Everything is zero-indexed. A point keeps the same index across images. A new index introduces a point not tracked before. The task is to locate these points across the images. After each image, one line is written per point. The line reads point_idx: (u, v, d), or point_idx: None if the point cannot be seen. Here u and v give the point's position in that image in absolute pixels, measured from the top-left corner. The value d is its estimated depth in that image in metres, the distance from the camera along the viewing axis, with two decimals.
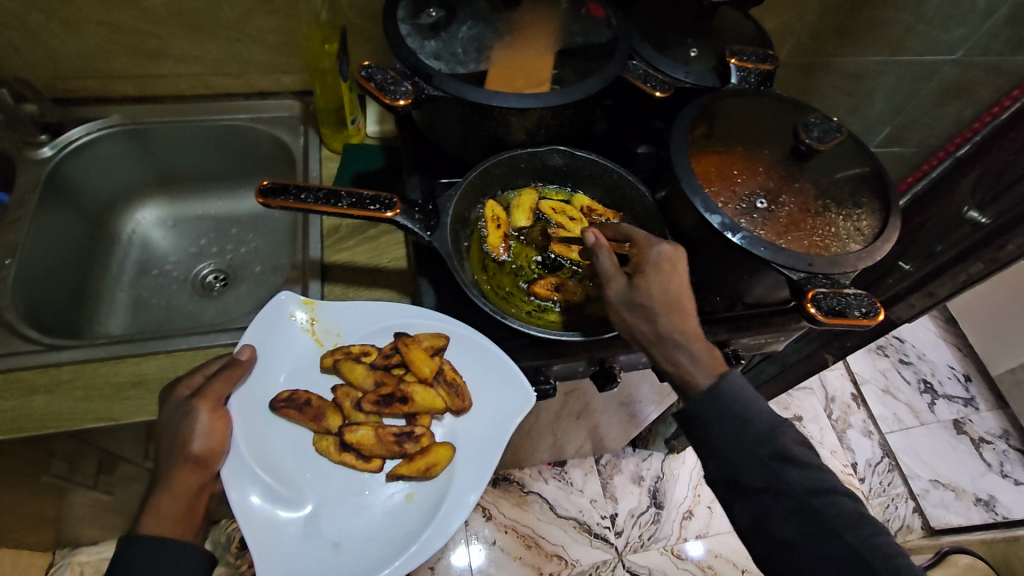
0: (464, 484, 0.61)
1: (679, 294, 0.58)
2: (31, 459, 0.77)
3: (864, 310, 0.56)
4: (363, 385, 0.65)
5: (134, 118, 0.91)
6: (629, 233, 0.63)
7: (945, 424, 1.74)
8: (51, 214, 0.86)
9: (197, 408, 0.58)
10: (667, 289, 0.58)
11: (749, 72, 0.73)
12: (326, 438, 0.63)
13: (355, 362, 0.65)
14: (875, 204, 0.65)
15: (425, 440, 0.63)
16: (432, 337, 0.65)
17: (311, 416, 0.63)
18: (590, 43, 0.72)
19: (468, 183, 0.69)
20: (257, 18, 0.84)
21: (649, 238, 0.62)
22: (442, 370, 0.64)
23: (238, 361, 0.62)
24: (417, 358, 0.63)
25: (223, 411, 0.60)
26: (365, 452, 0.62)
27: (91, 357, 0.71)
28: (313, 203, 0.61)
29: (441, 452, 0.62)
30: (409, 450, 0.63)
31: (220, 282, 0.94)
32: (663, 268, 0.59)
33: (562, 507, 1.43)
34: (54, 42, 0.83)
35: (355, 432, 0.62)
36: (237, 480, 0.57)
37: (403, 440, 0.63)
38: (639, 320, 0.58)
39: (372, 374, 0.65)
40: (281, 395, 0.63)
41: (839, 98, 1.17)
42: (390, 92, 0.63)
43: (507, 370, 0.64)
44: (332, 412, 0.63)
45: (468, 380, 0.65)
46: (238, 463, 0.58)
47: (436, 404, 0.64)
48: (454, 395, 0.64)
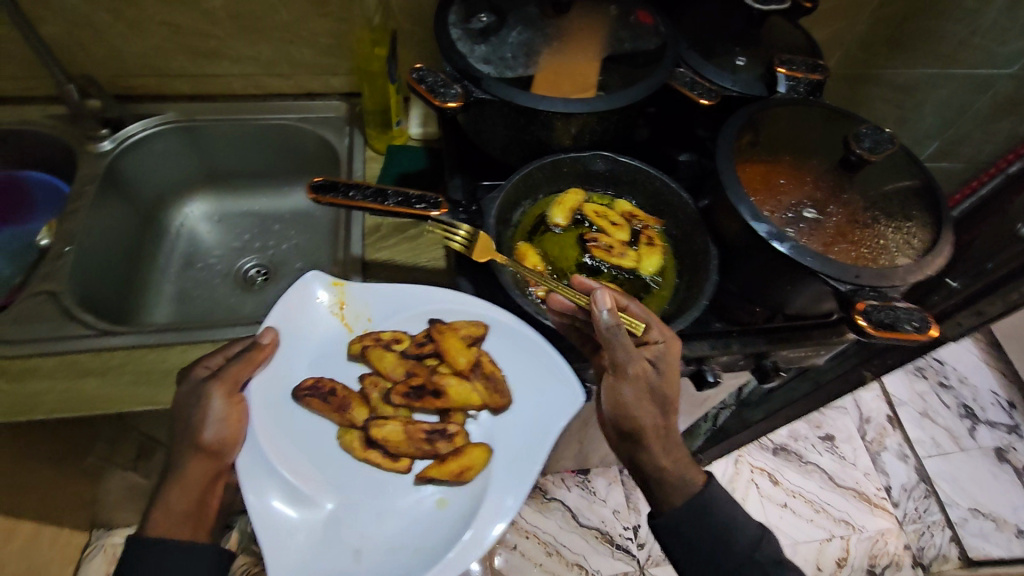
0: (501, 492, 0.60)
1: (676, 394, 0.61)
2: (78, 439, 0.80)
3: (916, 324, 0.54)
4: (393, 375, 0.66)
5: (188, 115, 0.95)
6: (646, 318, 0.61)
7: (986, 452, 1.67)
8: (107, 206, 0.89)
9: (212, 397, 0.59)
10: (669, 389, 0.60)
11: (798, 82, 0.72)
12: (349, 432, 0.64)
13: (385, 351, 0.67)
14: (927, 217, 0.64)
15: (458, 440, 0.64)
16: (471, 326, 0.67)
17: (335, 406, 0.64)
18: (637, 49, 0.73)
19: (511, 185, 0.70)
20: (310, 21, 0.87)
21: (659, 324, 0.62)
22: (480, 363, 0.66)
23: (261, 345, 0.63)
24: (455, 346, 0.66)
25: (240, 396, 0.61)
26: (392, 448, 0.63)
27: (142, 343, 0.73)
28: (360, 200, 0.63)
29: (475, 455, 0.62)
30: (442, 449, 0.63)
31: (261, 277, 0.97)
32: (671, 366, 0.60)
33: (584, 516, 1.42)
34: (118, 41, 0.86)
35: (383, 428, 0.63)
36: (255, 482, 0.58)
37: (436, 439, 0.63)
38: (644, 411, 0.59)
39: (403, 363, 0.67)
40: (305, 384, 0.64)
41: (885, 111, 1.15)
42: (440, 94, 0.64)
43: (552, 371, 0.65)
44: (358, 403, 0.65)
45: (507, 375, 0.66)
46: (260, 463, 0.59)
47: (472, 398, 0.65)
48: (493, 390, 0.65)
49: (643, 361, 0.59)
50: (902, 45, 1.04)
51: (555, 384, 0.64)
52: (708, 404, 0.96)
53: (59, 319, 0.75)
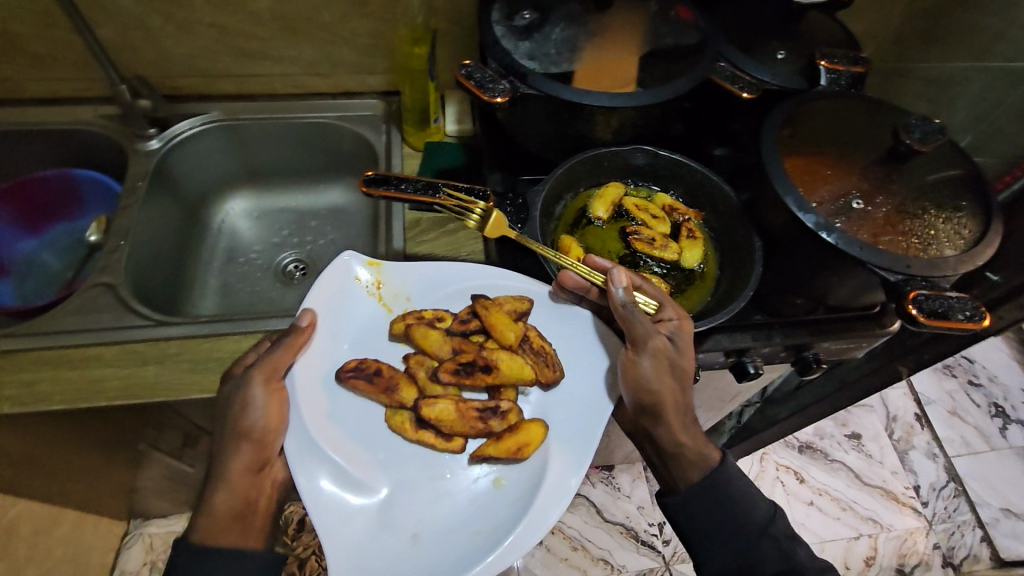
0: (563, 468, 0.62)
1: (690, 369, 0.62)
2: (130, 427, 0.83)
3: (968, 314, 0.54)
4: (440, 353, 0.67)
5: (231, 114, 0.97)
6: (658, 297, 0.64)
7: (1018, 452, 1.65)
8: (156, 202, 0.92)
9: (252, 385, 0.61)
10: (685, 363, 0.61)
11: (840, 75, 0.73)
12: (399, 414, 0.65)
13: (430, 329, 0.67)
14: (976, 208, 0.64)
15: (512, 416, 0.64)
16: (515, 301, 0.68)
17: (382, 387, 0.64)
18: (679, 44, 0.73)
19: (555, 178, 0.71)
20: (352, 21, 0.89)
21: (671, 303, 0.64)
22: (528, 337, 0.67)
23: (300, 328, 0.64)
24: (501, 321, 0.66)
25: (279, 384, 0.62)
26: (444, 428, 0.64)
27: (195, 334, 0.76)
28: (411, 192, 0.65)
29: (531, 430, 0.63)
30: (496, 428, 0.64)
31: (300, 271, 0.99)
32: (684, 342, 0.62)
33: (609, 512, 1.43)
34: (167, 43, 0.89)
35: (435, 407, 0.63)
36: (309, 469, 0.59)
37: (488, 417, 0.64)
38: (663, 384, 0.60)
39: (449, 340, 0.67)
40: (348, 365, 0.65)
41: (918, 106, 1.14)
42: (488, 90, 0.66)
43: (598, 349, 0.67)
44: (406, 384, 0.65)
45: (556, 349, 0.68)
46: (314, 450, 0.60)
47: (524, 372, 0.65)
48: (544, 364, 0.66)
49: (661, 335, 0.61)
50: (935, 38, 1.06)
51: (596, 361, 0.67)
52: (739, 398, 0.97)
53: (116, 310, 0.78)
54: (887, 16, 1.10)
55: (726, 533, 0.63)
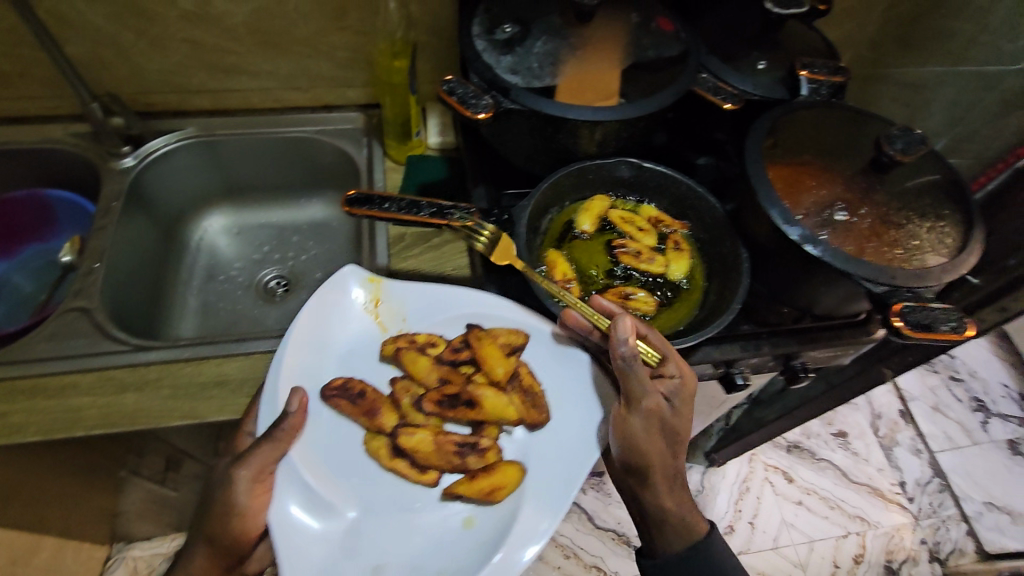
0: (535, 514, 0.60)
1: (684, 426, 0.61)
2: (110, 454, 0.81)
3: (952, 324, 0.55)
4: (426, 381, 0.67)
5: (209, 130, 0.95)
6: (662, 349, 0.60)
7: (999, 445, 1.68)
8: (131, 221, 0.89)
9: (239, 471, 0.58)
10: (678, 422, 0.60)
11: (820, 85, 0.73)
12: (378, 439, 0.65)
13: (419, 355, 0.67)
14: (957, 216, 0.64)
15: (489, 454, 0.65)
16: (508, 334, 0.67)
17: (364, 410, 0.65)
18: (660, 56, 0.73)
19: (540, 194, 0.70)
20: (330, 34, 0.88)
21: (678, 356, 0.61)
22: (517, 374, 0.66)
23: (290, 413, 0.60)
24: (492, 355, 0.66)
25: (267, 479, 0.59)
26: (420, 458, 0.64)
27: (175, 358, 0.74)
28: (395, 211, 0.64)
29: (508, 474, 0.62)
30: (472, 464, 0.64)
31: (282, 288, 0.97)
32: (683, 401, 0.60)
33: (601, 518, 1.42)
34: (141, 59, 0.87)
35: (412, 437, 0.64)
36: (283, 490, 0.59)
37: (465, 452, 0.65)
38: (654, 443, 0.59)
39: (436, 369, 0.67)
40: (334, 385, 0.65)
41: (895, 109, 1.16)
42: (470, 105, 0.65)
43: (590, 394, 0.65)
44: (388, 410, 0.66)
45: (545, 389, 0.67)
46: (291, 472, 0.59)
47: (508, 411, 0.65)
48: (531, 405, 0.65)
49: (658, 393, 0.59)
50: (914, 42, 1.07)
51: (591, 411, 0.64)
52: (727, 405, 0.98)
53: (91, 335, 0.76)
54: (863, 21, 1.11)
55: (719, 546, 0.63)
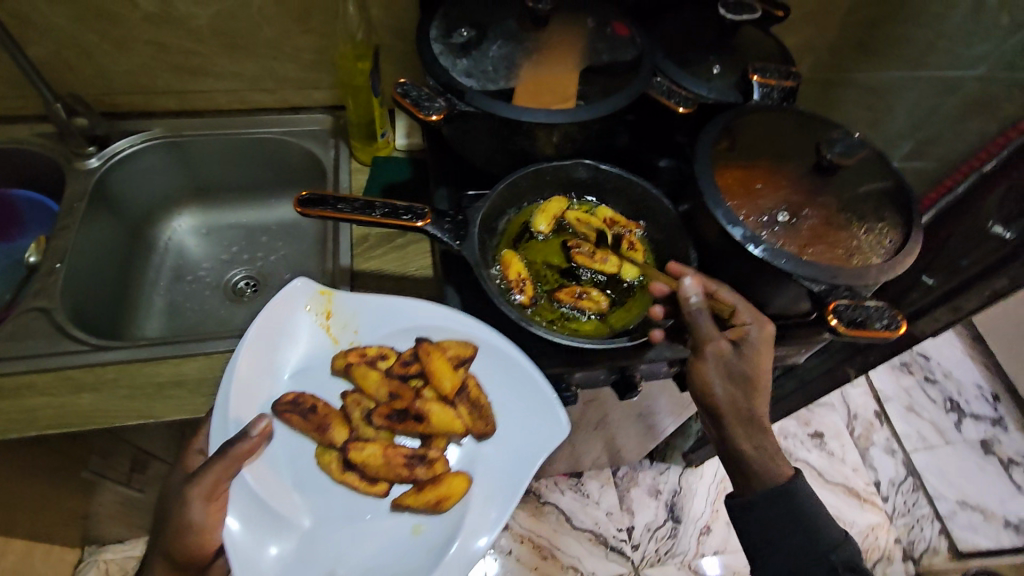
0: (480, 521, 0.63)
1: (769, 372, 0.64)
2: (72, 455, 0.81)
3: (886, 322, 0.57)
4: (376, 395, 0.68)
5: (175, 130, 0.95)
6: (735, 302, 0.64)
7: (972, 444, 1.71)
8: (95, 221, 0.90)
9: (193, 491, 0.60)
10: (764, 366, 0.63)
11: (771, 89, 0.74)
12: (328, 453, 0.65)
13: (369, 370, 0.67)
14: (897, 220, 0.66)
15: (437, 466, 0.66)
16: (457, 347, 0.67)
17: (315, 425, 0.65)
18: (615, 61, 0.75)
19: (495, 194, 0.71)
20: (294, 37, 0.88)
21: (747, 307, 0.64)
22: (465, 387, 0.67)
23: (248, 436, 0.61)
24: (441, 369, 0.66)
25: (220, 494, 0.61)
26: (369, 471, 0.65)
27: (134, 357, 0.74)
28: (348, 212, 0.64)
29: (454, 484, 0.64)
30: (421, 476, 0.66)
31: (251, 288, 0.98)
32: (762, 348, 0.63)
33: (578, 519, 1.43)
34: (105, 61, 0.88)
35: (362, 451, 0.65)
36: (236, 506, 0.61)
37: (414, 464, 0.66)
38: (736, 389, 0.62)
39: (386, 383, 0.68)
40: (286, 399, 0.65)
41: (860, 113, 1.18)
42: (423, 108, 0.66)
43: (535, 406, 0.66)
44: (339, 423, 0.66)
45: (492, 401, 0.68)
46: (243, 488, 0.61)
47: (456, 424, 0.66)
48: (477, 417, 0.67)
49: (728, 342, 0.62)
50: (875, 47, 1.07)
51: (535, 422, 0.66)
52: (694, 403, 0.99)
53: (50, 336, 0.76)
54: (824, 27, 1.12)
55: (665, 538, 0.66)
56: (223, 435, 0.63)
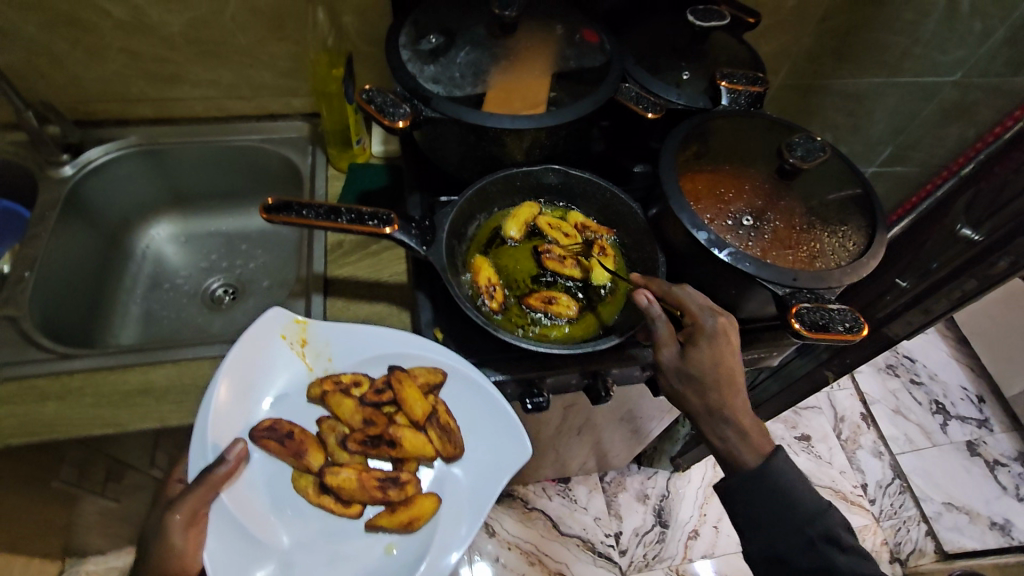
0: (449, 538, 0.64)
1: (733, 366, 0.62)
2: (43, 465, 0.80)
3: (846, 325, 0.57)
4: (351, 421, 0.68)
5: (151, 139, 0.95)
6: (683, 302, 0.63)
7: (958, 446, 1.71)
8: (69, 230, 0.89)
9: (172, 517, 0.58)
10: (720, 362, 0.61)
11: (739, 94, 0.75)
12: (304, 477, 0.66)
13: (343, 397, 0.68)
14: (861, 222, 0.67)
15: (409, 488, 0.66)
16: (427, 373, 0.68)
17: (291, 450, 0.65)
18: (583, 66, 0.75)
19: (465, 201, 0.71)
20: (269, 44, 0.88)
21: (702, 306, 0.63)
22: (435, 412, 0.68)
23: (226, 461, 0.61)
24: (412, 397, 0.67)
25: (201, 519, 0.60)
26: (344, 495, 0.65)
27: (102, 366, 0.74)
28: (313, 219, 0.64)
29: (425, 505, 0.65)
30: (393, 497, 0.66)
31: (229, 296, 0.98)
32: (717, 344, 0.61)
33: (566, 525, 1.43)
34: (77, 69, 0.88)
35: (337, 475, 0.65)
36: (218, 531, 0.60)
37: (387, 486, 0.66)
38: (689, 390, 0.62)
39: (360, 410, 0.68)
40: (263, 425, 0.65)
41: (838, 118, 1.20)
42: (388, 114, 0.66)
43: (499, 428, 0.67)
44: (315, 449, 0.67)
45: (461, 424, 0.69)
46: (224, 515, 0.60)
47: (426, 449, 0.67)
48: (446, 441, 0.67)
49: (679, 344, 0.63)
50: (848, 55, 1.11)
51: (500, 442, 0.67)
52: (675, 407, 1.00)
53: (18, 345, 0.75)
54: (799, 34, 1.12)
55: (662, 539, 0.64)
56: (203, 461, 0.62)
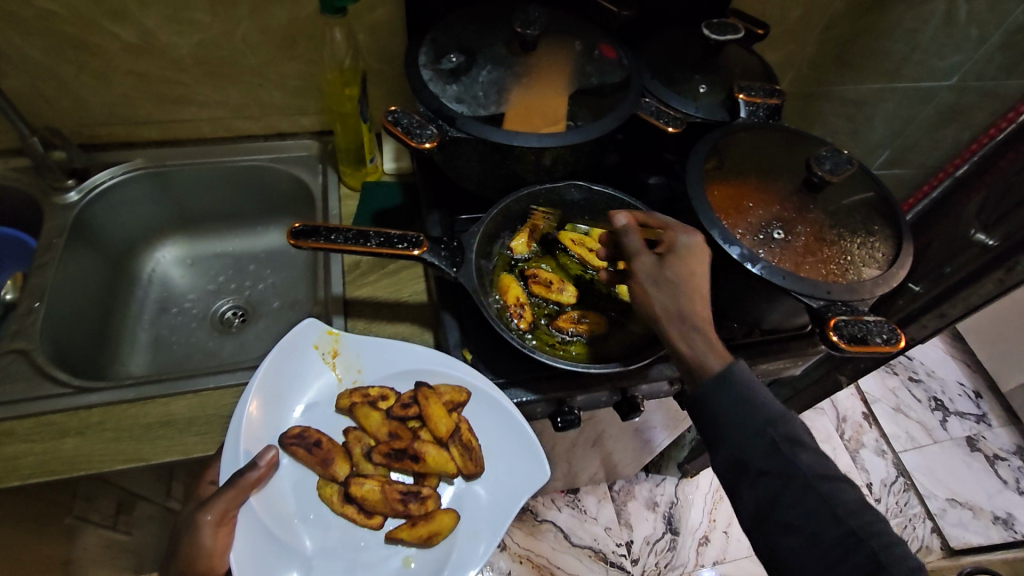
0: (465, 557, 0.63)
1: (705, 278, 0.61)
2: (53, 501, 0.77)
3: (885, 337, 0.58)
4: (376, 433, 0.67)
5: (157, 161, 0.94)
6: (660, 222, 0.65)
7: (958, 442, 1.73)
8: (76, 257, 0.87)
9: (203, 516, 0.57)
10: (692, 269, 0.60)
11: (757, 107, 0.76)
12: (330, 485, 0.65)
13: (371, 408, 0.67)
14: (887, 232, 0.68)
15: (430, 502, 0.65)
16: (452, 391, 0.67)
17: (319, 458, 0.64)
18: (604, 82, 0.75)
19: (490, 219, 0.71)
20: (281, 64, 0.87)
21: (678, 226, 0.64)
22: (459, 429, 0.66)
23: (256, 466, 0.59)
24: (436, 414, 0.66)
25: (229, 522, 0.58)
26: (367, 506, 0.64)
27: (120, 399, 0.72)
28: (341, 243, 0.63)
29: (444, 520, 0.64)
30: (413, 511, 0.64)
31: (239, 318, 0.96)
32: (690, 253, 0.61)
33: (577, 536, 1.42)
34: (83, 92, 0.86)
35: (362, 486, 0.64)
36: (248, 534, 0.59)
37: (408, 499, 0.65)
38: (660, 292, 0.60)
39: (387, 423, 0.67)
40: (292, 432, 0.65)
41: (839, 123, 1.24)
42: (415, 135, 0.65)
43: (520, 449, 0.66)
44: (341, 458, 0.66)
45: (482, 443, 0.68)
46: (251, 519, 0.60)
47: (448, 465, 0.66)
48: (467, 459, 0.66)
49: (655, 255, 0.62)
50: (851, 62, 1.10)
51: (522, 462, 0.66)
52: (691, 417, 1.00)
53: (31, 379, 0.73)
54: (801, 44, 1.08)
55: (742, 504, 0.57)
56: (234, 466, 0.61)
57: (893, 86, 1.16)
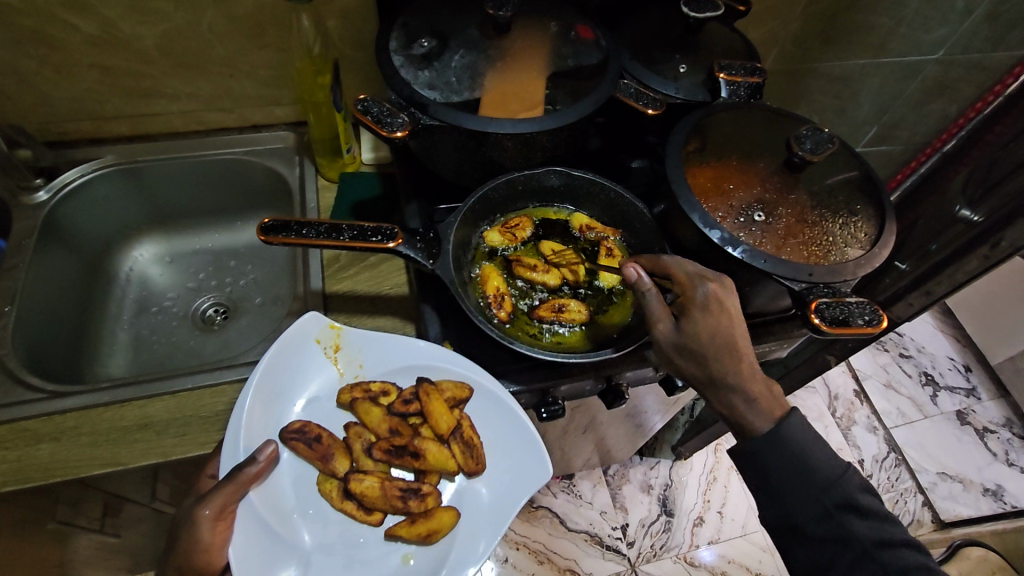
0: (462, 558, 0.63)
1: (733, 333, 0.57)
2: (34, 507, 0.76)
3: (866, 319, 0.57)
4: (376, 429, 0.66)
5: (128, 157, 0.91)
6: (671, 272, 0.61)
7: (948, 416, 1.75)
8: (49, 258, 0.85)
9: (201, 511, 0.56)
10: (717, 330, 0.56)
11: (738, 86, 0.73)
12: (330, 480, 0.64)
13: (371, 404, 0.66)
14: (870, 211, 0.67)
15: (430, 500, 0.64)
16: (455, 387, 0.65)
17: (318, 454, 0.64)
18: (581, 64, 0.73)
19: (466, 209, 0.69)
20: (250, 53, 0.85)
21: (692, 274, 0.60)
22: (460, 426, 0.65)
23: (255, 461, 0.59)
24: (437, 410, 0.64)
25: (228, 516, 0.58)
26: (365, 502, 0.63)
27: (95, 403, 0.70)
28: (314, 237, 0.62)
29: (443, 518, 0.63)
30: (413, 508, 0.64)
31: (221, 316, 0.94)
32: (711, 311, 0.57)
33: (572, 521, 1.42)
34: (47, 87, 0.83)
35: (361, 482, 0.63)
36: (247, 528, 0.59)
37: (408, 496, 0.64)
38: (688, 362, 0.57)
39: (388, 419, 0.66)
40: (292, 427, 0.64)
41: (825, 100, 1.23)
42: (386, 124, 0.63)
43: (523, 448, 0.65)
44: (341, 454, 0.65)
45: (484, 441, 0.67)
46: (251, 514, 0.59)
47: (448, 463, 0.65)
48: (468, 456, 0.65)
49: (673, 318, 0.58)
50: (835, 39, 1.08)
51: (524, 460, 0.65)
52: (681, 401, 1.00)
53: (3, 384, 0.71)
54: (786, 18, 1.02)
55: None
56: (234, 460, 0.60)
57: (880, 61, 1.14)
